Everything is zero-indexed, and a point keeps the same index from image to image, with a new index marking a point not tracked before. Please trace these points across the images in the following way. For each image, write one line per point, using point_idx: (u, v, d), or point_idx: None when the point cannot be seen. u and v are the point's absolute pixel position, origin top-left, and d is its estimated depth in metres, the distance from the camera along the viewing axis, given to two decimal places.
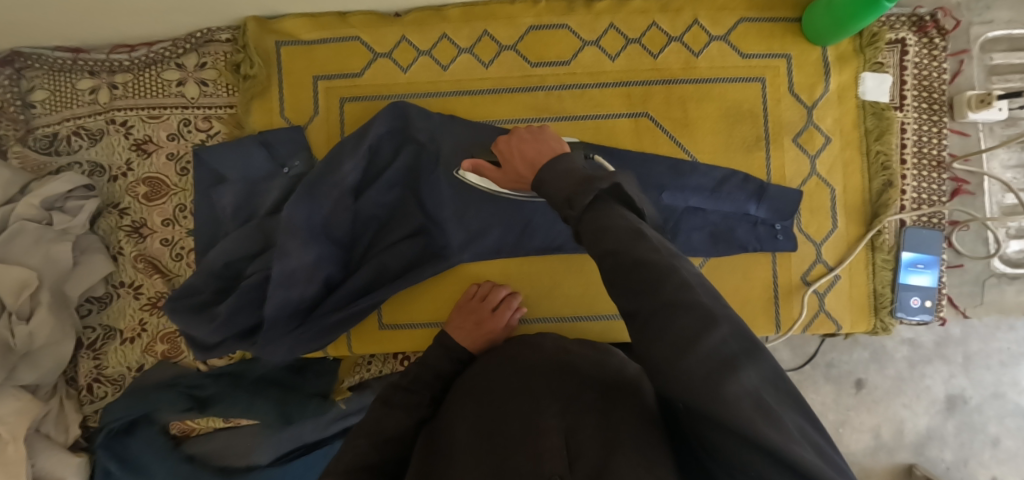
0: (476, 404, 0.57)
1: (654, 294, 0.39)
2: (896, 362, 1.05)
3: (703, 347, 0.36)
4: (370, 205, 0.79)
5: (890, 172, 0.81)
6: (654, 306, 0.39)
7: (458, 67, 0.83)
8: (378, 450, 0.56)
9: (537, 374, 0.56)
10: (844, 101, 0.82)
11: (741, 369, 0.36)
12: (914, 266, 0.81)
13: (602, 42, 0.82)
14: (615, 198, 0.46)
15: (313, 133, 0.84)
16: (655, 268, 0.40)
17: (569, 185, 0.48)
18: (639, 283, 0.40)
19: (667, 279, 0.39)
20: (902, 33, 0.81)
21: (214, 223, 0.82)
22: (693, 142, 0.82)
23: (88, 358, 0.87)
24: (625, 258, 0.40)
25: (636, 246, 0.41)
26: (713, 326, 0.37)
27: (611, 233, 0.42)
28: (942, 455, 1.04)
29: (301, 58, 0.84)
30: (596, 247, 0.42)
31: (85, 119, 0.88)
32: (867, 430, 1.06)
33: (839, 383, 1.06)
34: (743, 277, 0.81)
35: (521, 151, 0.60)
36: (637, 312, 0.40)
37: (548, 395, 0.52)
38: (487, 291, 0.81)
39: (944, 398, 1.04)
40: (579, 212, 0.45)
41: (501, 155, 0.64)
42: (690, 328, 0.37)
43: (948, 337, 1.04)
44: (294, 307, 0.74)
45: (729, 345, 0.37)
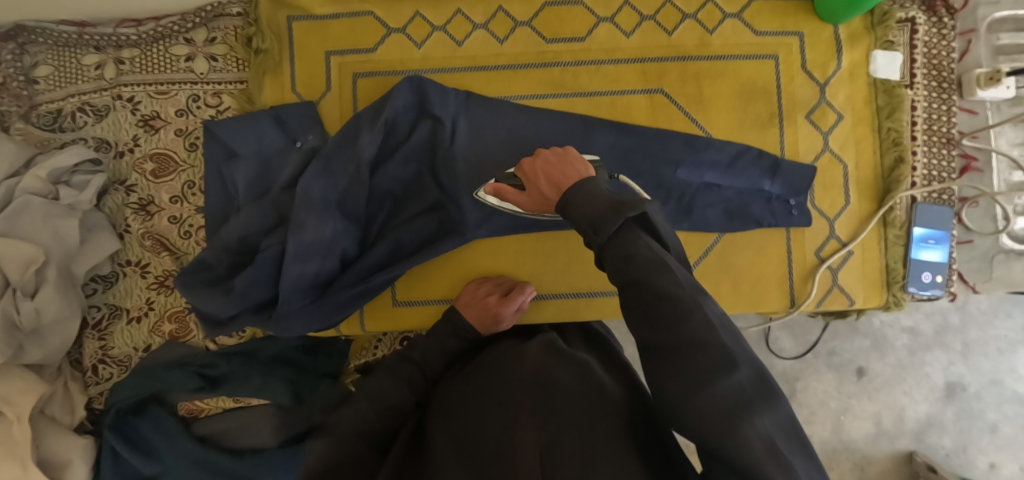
0: (468, 412, 0.58)
1: (674, 329, 0.44)
2: (896, 350, 1.06)
3: (715, 390, 0.41)
4: (387, 180, 0.78)
5: (901, 148, 0.82)
6: (673, 340, 0.44)
7: (473, 43, 0.83)
8: (379, 417, 0.63)
9: (517, 381, 0.56)
10: (855, 78, 0.83)
11: (755, 413, 0.41)
12: (926, 242, 0.82)
13: (617, 19, 0.83)
14: (637, 223, 0.49)
15: (326, 109, 0.84)
16: (676, 304, 0.45)
17: (597, 210, 0.50)
18: (660, 316, 0.45)
19: (691, 314, 0.44)
20: (912, 12, 0.83)
21: (227, 199, 0.81)
22: (707, 118, 0.82)
23: (93, 338, 0.85)
24: (648, 291, 0.45)
25: (659, 278, 0.46)
26: (732, 369, 0.42)
27: (636, 260, 0.46)
28: (941, 442, 1.05)
29: (314, 33, 0.83)
30: (617, 275, 0.47)
31: (91, 95, 0.86)
32: (867, 417, 1.06)
33: (841, 371, 1.07)
34: (758, 253, 0.81)
35: (548, 175, 0.60)
36: (657, 345, 0.45)
37: (527, 407, 0.52)
38: (507, 282, 0.80)
39: (943, 385, 1.05)
40: (605, 237, 0.48)
41: (527, 176, 0.63)
42: (705, 368, 0.42)
43: (948, 325, 1.05)
44: (311, 281, 0.73)
45: (745, 390, 0.42)
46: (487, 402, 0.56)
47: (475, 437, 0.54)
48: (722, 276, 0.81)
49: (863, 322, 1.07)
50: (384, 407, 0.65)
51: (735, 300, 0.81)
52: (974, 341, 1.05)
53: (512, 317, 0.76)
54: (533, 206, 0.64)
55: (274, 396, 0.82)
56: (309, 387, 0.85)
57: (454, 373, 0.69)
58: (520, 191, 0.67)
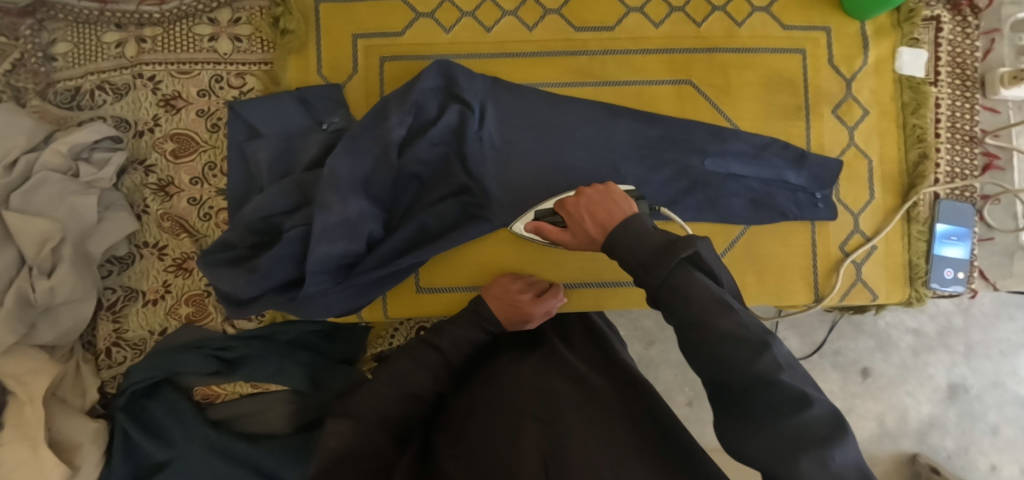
0: (477, 418, 0.61)
1: (742, 369, 0.44)
2: (900, 350, 1.07)
3: (781, 427, 0.42)
4: (414, 162, 0.78)
5: (925, 145, 0.82)
6: (742, 381, 0.44)
7: (502, 29, 0.83)
8: (401, 405, 0.62)
9: (522, 395, 0.61)
10: (881, 73, 0.83)
11: (827, 451, 0.41)
12: (948, 238, 0.83)
13: (646, 9, 0.83)
14: (690, 263, 0.49)
15: (351, 91, 0.83)
16: (745, 345, 0.45)
17: (649, 251, 0.50)
18: (725, 357, 0.45)
19: (760, 356, 0.44)
20: (937, 11, 0.84)
21: (248, 178, 0.80)
22: (734, 109, 0.82)
23: (108, 320, 0.84)
24: (713, 335, 0.46)
25: (722, 320, 0.46)
26: (800, 407, 0.42)
27: (700, 300, 0.47)
28: (943, 443, 1.06)
29: (341, 15, 0.83)
30: (674, 316, 0.48)
31: (111, 73, 0.84)
32: (871, 418, 1.07)
33: (846, 370, 1.07)
34: (783, 245, 0.81)
35: (591, 216, 0.60)
36: (728, 384, 0.45)
37: (529, 416, 0.57)
38: (543, 285, 0.79)
39: (946, 386, 1.06)
40: (659, 278, 0.49)
41: (570, 211, 0.63)
42: (774, 406, 0.43)
43: (951, 326, 1.06)
44: (337, 262, 0.72)
45: (814, 428, 0.41)
46: (498, 415, 0.60)
47: (481, 445, 0.57)
48: (746, 267, 0.81)
49: (869, 323, 1.07)
50: (407, 394, 0.63)
51: (758, 292, 0.81)
52: (976, 342, 1.06)
53: (539, 319, 0.75)
54: (577, 244, 0.64)
55: (291, 381, 0.79)
56: (327, 373, 0.83)
57: (479, 377, 0.68)
58: (562, 228, 0.67)
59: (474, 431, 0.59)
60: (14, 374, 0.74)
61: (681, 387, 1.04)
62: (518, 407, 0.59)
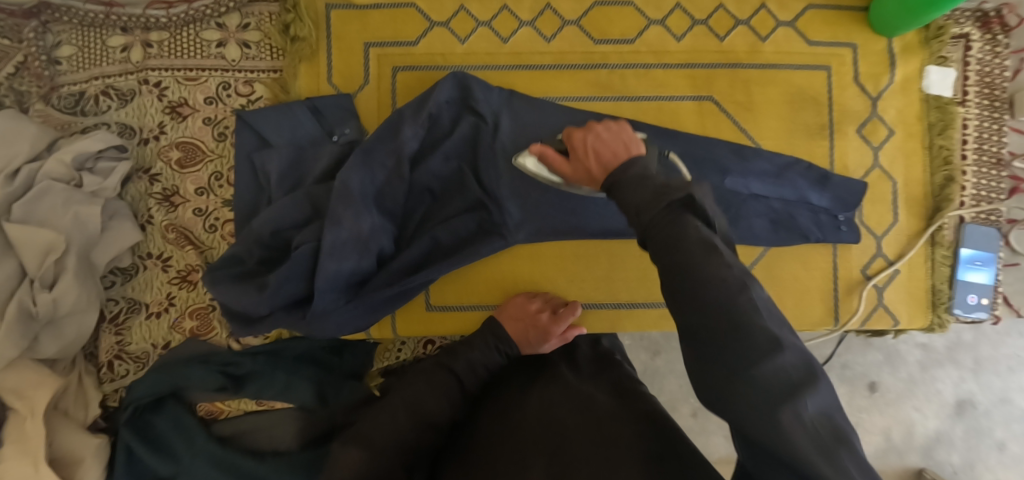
0: (484, 452, 0.58)
1: (720, 310, 0.38)
2: (908, 365, 1.05)
3: (758, 374, 0.36)
4: (427, 176, 0.76)
5: (951, 168, 0.80)
6: (719, 324, 0.38)
7: (519, 39, 0.81)
8: (415, 427, 0.60)
9: (529, 427, 0.58)
10: (908, 92, 0.81)
11: (804, 400, 0.36)
12: (972, 263, 0.80)
13: (667, 21, 0.81)
14: (684, 204, 0.43)
15: (363, 102, 0.81)
16: (723, 286, 0.39)
17: (644, 195, 0.46)
18: (703, 300, 0.39)
19: (738, 296, 0.39)
20: (967, 28, 0.81)
21: (257, 189, 0.78)
22: (757, 128, 0.80)
23: (110, 333, 0.82)
24: (693, 280, 0.40)
25: (706, 262, 0.40)
26: (778, 352, 0.36)
27: (688, 240, 0.41)
28: (950, 459, 1.04)
29: (354, 22, 0.80)
30: (660, 258, 0.42)
31: (115, 78, 0.82)
32: (877, 432, 1.05)
33: (853, 384, 1.05)
34: (804, 267, 0.80)
35: (596, 154, 0.56)
36: (699, 329, 0.39)
37: (534, 449, 0.54)
38: (559, 303, 0.79)
39: (953, 402, 1.04)
40: (649, 219, 0.44)
41: (575, 148, 0.59)
42: (750, 350, 0.37)
43: (960, 342, 1.04)
44: (346, 280, 0.70)
45: (792, 375, 0.36)
46: (507, 449, 0.57)
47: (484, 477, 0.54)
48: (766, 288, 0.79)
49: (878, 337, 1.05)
50: (421, 418, 0.61)
51: None
52: (985, 358, 1.04)
53: (555, 343, 0.74)
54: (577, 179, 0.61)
55: (299, 397, 0.78)
56: (334, 388, 0.81)
57: (490, 406, 0.66)
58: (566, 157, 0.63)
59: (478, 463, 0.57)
60: (15, 388, 0.72)
61: (686, 398, 1.01)
62: (526, 440, 0.57)
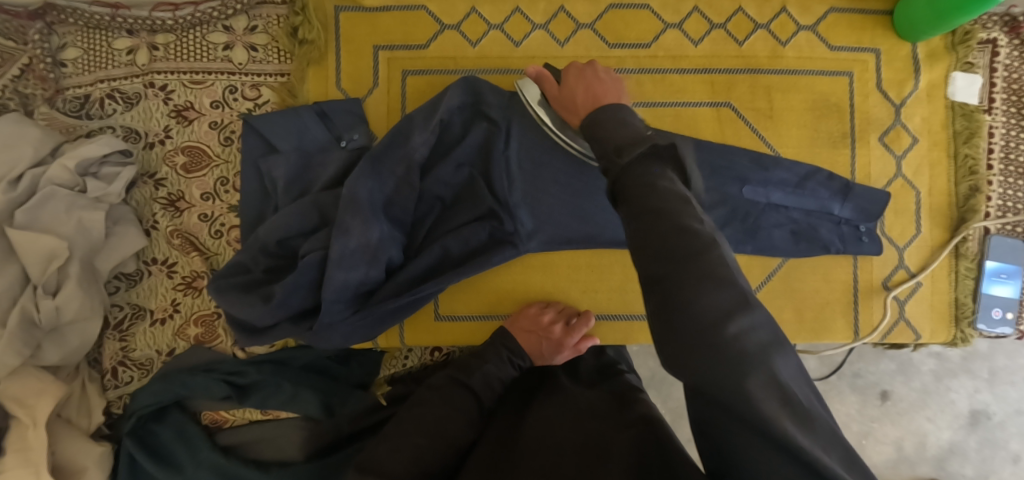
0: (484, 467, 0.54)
1: (689, 261, 0.35)
2: (921, 374, 1.03)
3: (727, 333, 0.33)
4: (438, 184, 0.75)
5: (977, 177, 0.77)
6: (689, 273, 0.34)
7: (532, 43, 0.79)
8: (434, 454, 0.57)
9: (529, 451, 0.54)
10: (933, 99, 0.78)
11: (773, 363, 0.33)
12: (997, 276, 0.78)
13: (685, 25, 0.78)
14: (657, 156, 0.43)
15: (372, 107, 0.79)
16: (694, 240, 0.36)
17: (624, 136, 0.46)
18: (672, 251, 0.36)
19: (707, 251, 0.35)
20: (994, 33, 0.79)
21: (264, 195, 0.76)
22: (777, 135, 0.78)
23: (114, 339, 0.81)
24: (664, 232, 0.36)
25: (680, 212, 0.37)
26: (746, 310, 0.33)
27: (662, 191, 0.39)
28: (963, 470, 1.01)
29: (365, 24, 0.79)
30: (632, 204, 0.40)
31: (121, 82, 0.80)
32: (889, 442, 1.02)
33: (865, 393, 1.03)
34: (823, 278, 0.78)
35: (585, 85, 0.61)
36: (666, 277, 0.35)
37: (533, 466, 0.51)
38: (573, 311, 0.79)
39: (967, 413, 1.01)
40: (626, 161, 0.43)
41: (568, 77, 0.64)
42: (721, 307, 0.33)
43: (974, 351, 1.02)
44: (355, 291, 0.70)
45: (759, 334, 0.33)
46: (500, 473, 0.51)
47: None
48: (782, 299, 0.78)
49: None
50: (447, 446, 0.59)
51: (796, 327, 0.78)
52: (1000, 368, 1.02)
53: (566, 354, 0.75)
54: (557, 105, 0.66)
55: (305, 407, 0.76)
56: (341, 399, 0.80)
57: (499, 421, 0.63)
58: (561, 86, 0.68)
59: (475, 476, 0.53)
60: (18, 396, 0.71)
61: None
62: (524, 451, 0.55)
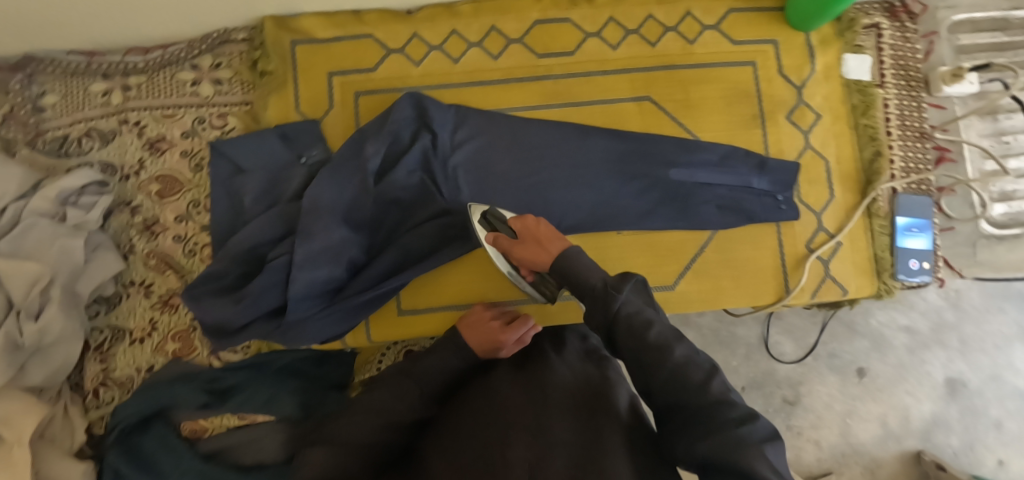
0: (473, 415, 0.61)
1: (699, 392, 0.53)
2: (895, 349, 1.07)
3: (731, 432, 0.49)
4: (394, 188, 0.80)
5: (878, 143, 0.86)
6: (703, 400, 0.52)
7: (468, 60, 0.87)
8: (378, 432, 0.62)
9: (513, 398, 0.60)
10: (830, 79, 0.88)
11: (766, 448, 0.49)
12: (910, 230, 0.86)
13: (603, 33, 0.87)
14: (634, 292, 0.60)
15: (330, 126, 0.87)
16: (694, 371, 0.54)
17: (608, 276, 0.61)
18: (683, 383, 0.54)
19: (710, 381, 0.53)
20: (876, 18, 0.89)
21: (233, 212, 0.82)
22: (695, 122, 0.86)
23: (95, 361, 0.85)
24: (668, 363, 0.55)
25: (676, 344, 0.56)
26: (745, 417, 0.50)
27: (656, 328, 0.56)
28: (948, 441, 1.05)
29: (319, 54, 0.87)
30: (633, 338, 0.56)
31: (98, 121, 0.88)
32: (873, 419, 1.05)
33: (843, 372, 1.06)
34: (754, 248, 0.84)
35: (539, 229, 0.71)
36: (686, 404, 0.53)
37: (518, 419, 0.57)
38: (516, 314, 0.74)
39: (944, 383, 1.06)
40: (619, 302, 0.58)
41: (525, 225, 0.73)
42: (727, 418, 0.50)
43: (944, 322, 1.07)
44: (321, 288, 0.75)
45: (756, 432, 0.49)
46: (486, 418, 0.59)
47: (470, 448, 0.57)
48: (720, 271, 0.84)
49: (861, 322, 1.07)
50: (383, 422, 0.62)
51: (735, 293, 0.84)
52: (969, 337, 1.07)
53: (514, 346, 0.70)
54: (514, 251, 0.74)
55: (281, 408, 0.80)
56: (318, 400, 0.83)
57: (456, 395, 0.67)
58: (505, 242, 0.75)
59: (463, 427, 0.60)
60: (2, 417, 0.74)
61: None
62: (476, 421, 0.60)
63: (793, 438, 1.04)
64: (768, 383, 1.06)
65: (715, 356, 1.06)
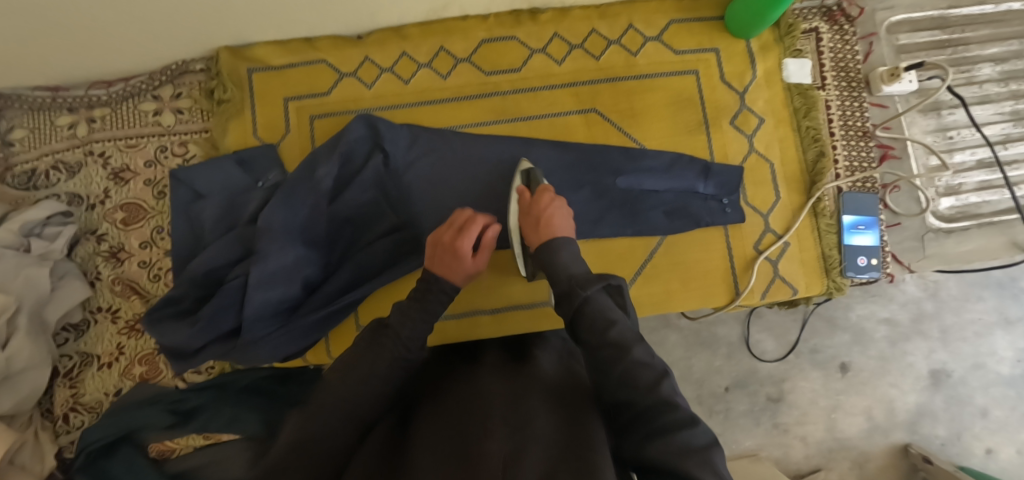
0: (443, 411, 0.56)
1: (648, 393, 0.52)
2: (876, 342, 1.05)
3: (676, 440, 0.49)
4: (347, 207, 0.83)
5: (821, 144, 0.88)
6: (650, 401, 0.52)
7: (418, 80, 0.90)
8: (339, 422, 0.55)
9: (490, 394, 0.55)
10: (771, 84, 0.90)
11: (712, 453, 0.49)
12: (856, 227, 0.87)
13: (548, 49, 0.90)
14: (606, 293, 0.60)
15: (286, 149, 0.89)
16: (649, 372, 0.54)
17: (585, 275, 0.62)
18: (635, 383, 0.53)
19: (660, 382, 0.53)
20: (815, 23, 0.92)
21: (194, 238, 0.84)
22: (640, 131, 0.88)
23: (65, 387, 0.87)
24: (624, 362, 0.54)
25: (635, 345, 0.55)
26: (692, 424, 0.50)
27: (618, 327, 0.56)
28: (935, 431, 1.04)
29: (274, 80, 0.90)
30: (596, 335, 0.56)
31: (64, 153, 0.91)
32: (858, 413, 1.04)
33: (826, 368, 1.05)
34: (702, 251, 0.86)
35: (551, 212, 0.73)
36: (633, 403, 0.53)
37: (496, 412, 0.52)
38: (469, 220, 0.76)
39: (928, 374, 1.05)
40: (587, 296, 0.59)
41: (541, 198, 0.75)
42: (672, 423, 0.50)
43: (923, 313, 1.05)
44: (276, 308, 0.78)
45: (701, 439, 0.49)
46: (461, 411, 0.54)
47: (442, 440, 0.50)
48: (670, 275, 0.86)
49: (842, 316, 1.05)
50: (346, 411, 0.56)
51: (686, 296, 0.86)
52: (950, 326, 1.05)
53: (481, 257, 0.76)
54: (522, 217, 0.76)
55: (246, 427, 0.80)
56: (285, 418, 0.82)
57: (423, 396, 0.62)
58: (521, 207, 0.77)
59: (434, 422, 0.54)
60: None
61: None
62: (448, 418, 0.53)
63: (779, 436, 1.04)
64: (752, 382, 1.04)
65: (697, 358, 1.05)
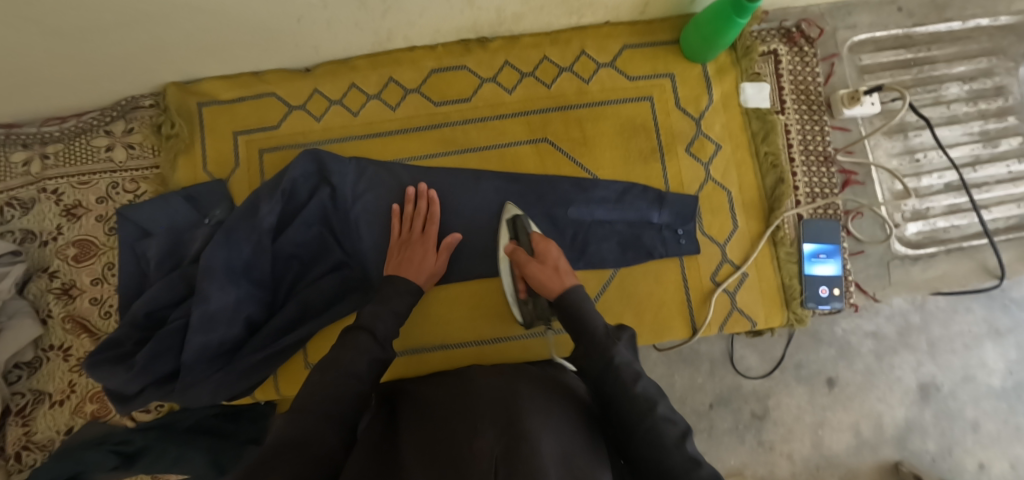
0: (430, 414, 0.56)
1: (674, 449, 0.55)
2: (863, 355, 1.00)
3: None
4: (290, 244, 0.81)
5: (781, 170, 0.85)
6: (678, 457, 0.54)
7: (368, 112, 0.88)
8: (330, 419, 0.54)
9: (477, 395, 0.56)
10: (729, 108, 0.87)
11: None
12: (817, 256, 0.85)
13: (499, 78, 0.88)
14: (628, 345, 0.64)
15: (235, 183, 0.89)
16: (671, 426, 0.57)
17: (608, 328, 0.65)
18: (660, 441, 0.55)
19: (685, 439, 0.56)
20: (773, 45, 0.89)
21: (141, 276, 0.84)
22: (593, 160, 0.86)
23: (17, 425, 0.87)
24: (652, 418, 0.57)
25: (661, 401, 0.59)
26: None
27: (643, 383, 0.59)
28: (925, 446, 0.99)
29: (222, 114, 0.89)
30: (626, 390, 0.59)
31: (17, 190, 0.91)
32: (846, 429, 0.99)
33: (812, 383, 1.00)
34: (656, 282, 0.84)
35: (557, 261, 0.75)
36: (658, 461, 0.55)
37: (484, 410, 0.52)
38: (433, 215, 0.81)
39: (916, 387, 1.00)
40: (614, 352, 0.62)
41: (547, 252, 0.76)
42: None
43: (910, 326, 1.00)
44: (216, 350, 0.77)
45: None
46: (450, 411, 0.54)
47: (433, 440, 0.51)
48: (623, 307, 0.83)
49: (826, 331, 1.00)
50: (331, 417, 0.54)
51: (639, 330, 0.83)
52: (938, 339, 1.00)
53: (442, 256, 0.80)
54: (526, 268, 0.75)
55: (191, 465, 0.80)
56: (232, 455, 0.82)
57: (408, 401, 0.63)
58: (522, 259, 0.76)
59: (422, 425, 0.54)
60: None
61: None
62: (436, 420, 0.54)
63: (764, 454, 0.99)
64: (734, 399, 1.00)
65: (678, 375, 1.00)
